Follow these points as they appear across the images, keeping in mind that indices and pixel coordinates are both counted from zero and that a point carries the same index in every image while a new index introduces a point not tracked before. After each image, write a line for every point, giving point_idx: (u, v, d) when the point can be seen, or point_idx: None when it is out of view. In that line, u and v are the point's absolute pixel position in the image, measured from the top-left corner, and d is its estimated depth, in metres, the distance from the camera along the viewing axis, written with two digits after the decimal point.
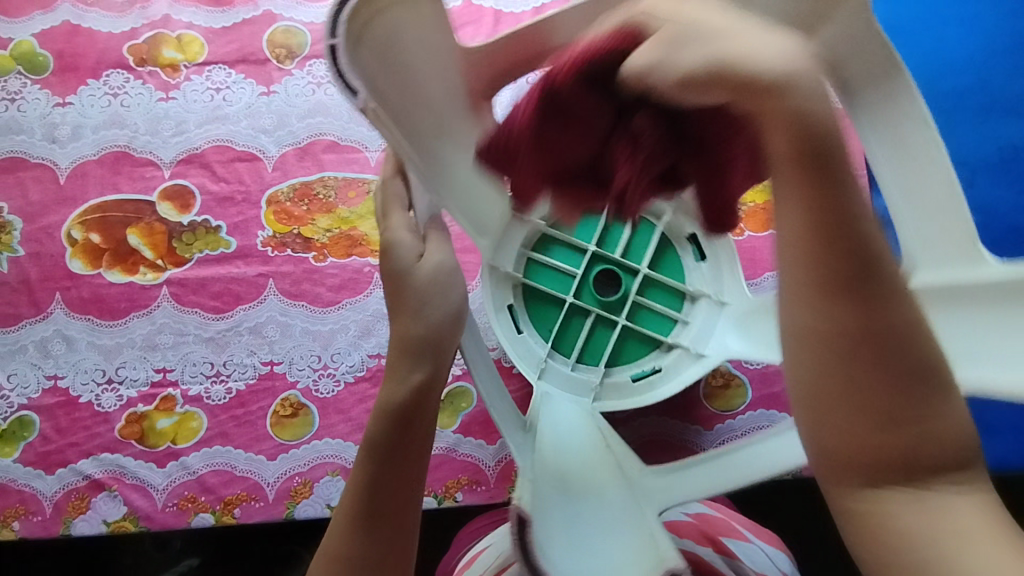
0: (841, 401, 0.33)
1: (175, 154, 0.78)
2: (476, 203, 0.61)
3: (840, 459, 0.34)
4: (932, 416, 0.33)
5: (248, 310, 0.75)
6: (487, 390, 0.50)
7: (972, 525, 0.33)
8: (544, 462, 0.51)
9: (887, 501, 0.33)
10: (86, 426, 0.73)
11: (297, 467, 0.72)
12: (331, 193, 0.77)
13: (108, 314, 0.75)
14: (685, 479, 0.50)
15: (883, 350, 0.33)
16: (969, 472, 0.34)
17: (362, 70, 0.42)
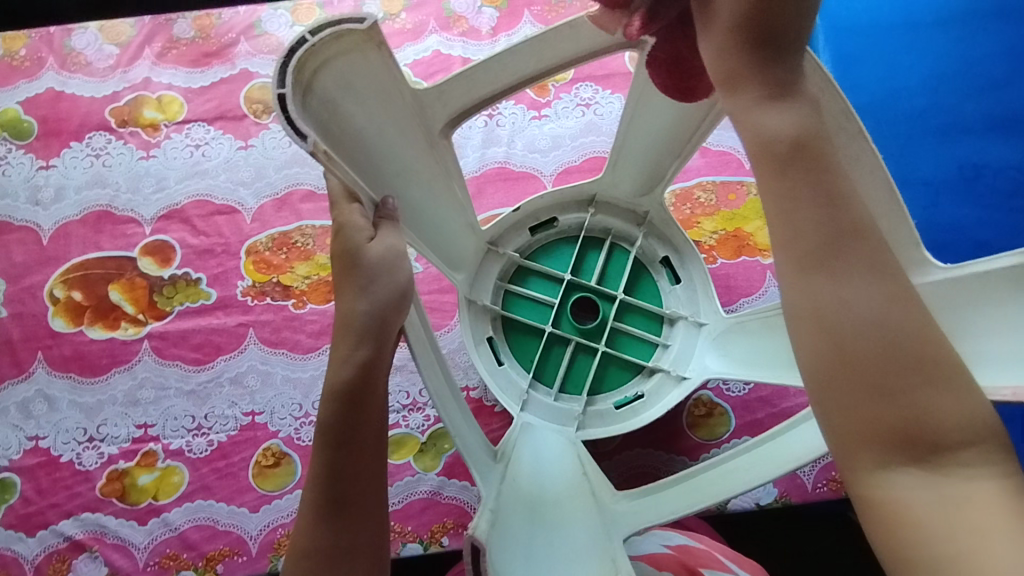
0: (844, 384, 0.33)
1: (156, 210, 0.80)
2: (449, 238, 0.63)
3: (861, 448, 0.33)
4: (933, 399, 0.33)
5: (229, 361, 0.75)
6: (455, 421, 0.49)
7: (990, 509, 0.31)
8: (512, 489, 0.50)
9: (901, 488, 0.32)
10: (67, 485, 0.72)
11: (280, 518, 0.71)
12: (309, 241, 0.78)
13: (90, 371, 0.75)
14: (654, 504, 0.49)
15: (881, 333, 0.33)
16: (989, 453, 0.33)
17: (313, 118, 0.42)
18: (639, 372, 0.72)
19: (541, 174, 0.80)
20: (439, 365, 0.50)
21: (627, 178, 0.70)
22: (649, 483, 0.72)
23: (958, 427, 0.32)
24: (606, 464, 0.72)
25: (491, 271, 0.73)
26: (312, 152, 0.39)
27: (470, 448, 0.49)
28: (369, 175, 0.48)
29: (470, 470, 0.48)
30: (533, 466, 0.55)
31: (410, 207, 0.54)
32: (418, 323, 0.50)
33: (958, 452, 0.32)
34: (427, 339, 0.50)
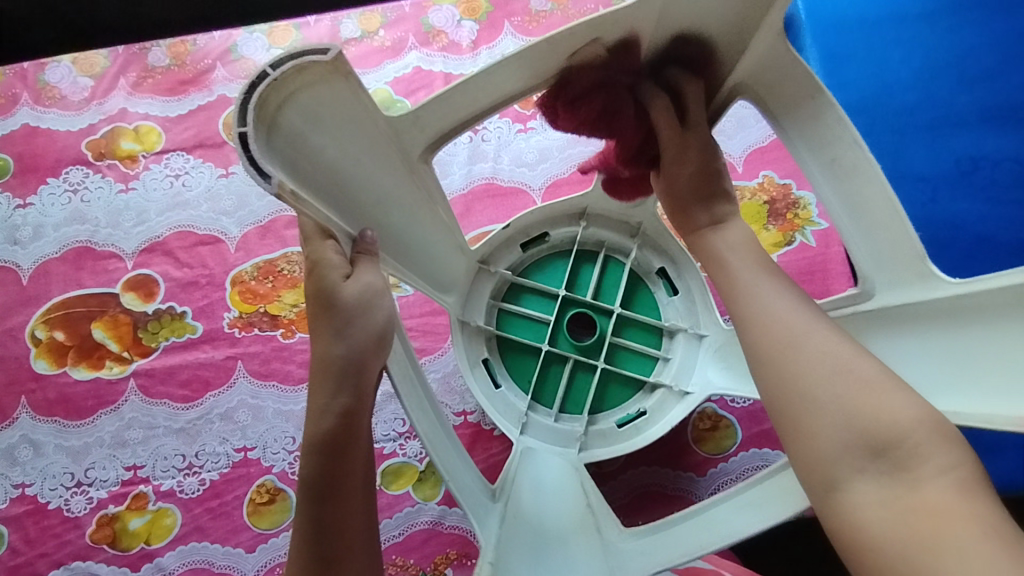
0: (788, 398, 0.39)
1: (138, 244, 0.78)
2: (435, 262, 0.61)
3: (817, 466, 0.38)
4: (883, 412, 0.36)
5: (218, 396, 0.73)
6: (448, 459, 0.48)
7: (944, 508, 0.33)
8: (513, 529, 0.49)
9: (860, 501, 0.36)
10: (56, 534, 0.70)
11: (278, 557, 0.69)
12: (296, 268, 0.76)
13: (75, 413, 0.73)
14: (662, 544, 0.47)
15: (817, 362, 0.39)
16: (947, 458, 0.35)
17: (278, 156, 0.39)
18: (640, 388, 0.70)
19: (530, 188, 0.78)
20: (432, 407, 0.49)
21: (618, 192, 0.68)
22: (656, 502, 0.70)
23: (915, 443, 0.35)
24: (611, 485, 0.70)
25: (484, 290, 0.70)
26: (277, 193, 0.37)
27: (467, 493, 0.48)
28: (343, 207, 0.46)
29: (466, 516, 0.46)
30: (537, 504, 0.53)
31: (389, 230, 0.52)
32: (398, 353, 0.48)
33: (913, 464, 0.35)
34: (416, 376, 0.50)
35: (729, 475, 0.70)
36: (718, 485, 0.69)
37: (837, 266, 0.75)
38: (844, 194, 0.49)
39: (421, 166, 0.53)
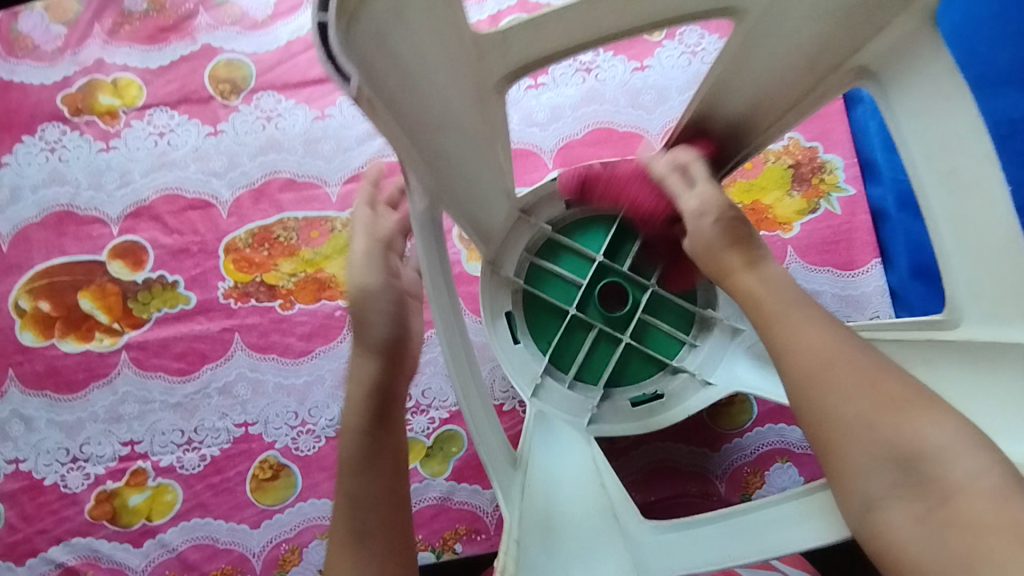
0: (823, 426, 0.38)
1: (123, 208, 0.73)
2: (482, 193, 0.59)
3: (852, 488, 0.37)
4: (914, 434, 0.36)
5: (215, 369, 0.70)
6: (476, 421, 0.43)
7: (992, 519, 0.32)
8: (532, 506, 0.45)
9: (895, 522, 0.35)
10: (53, 510, 0.68)
11: (283, 533, 0.67)
12: (292, 235, 0.72)
13: (66, 387, 0.70)
14: (691, 543, 0.43)
15: (846, 382, 0.38)
16: (984, 468, 0.34)
17: (357, 55, 0.37)
18: (661, 368, 0.68)
19: (541, 149, 0.73)
20: (475, 381, 0.46)
21: None
22: (668, 478, 0.69)
23: (953, 455, 0.35)
24: (624, 459, 0.69)
25: (519, 240, 0.69)
26: (358, 100, 0.37)
27: (494, 463, 0.43)
28: (414, 133, 0.44)
29: (494, 489, 0.42)
30: (551, 486, 0.49)
31: (446, 171, 0.50)
32: (445, 303, 0.45)
33: (950, 475, 0.34)
34: (461, 337, 0.46)
35: (744, 452, 0.68)
36: (732, 462, 0.68)
37: (863, 235, 0.71)
38: (952, 207, 0.44)
39: (494, 94, 0.51)
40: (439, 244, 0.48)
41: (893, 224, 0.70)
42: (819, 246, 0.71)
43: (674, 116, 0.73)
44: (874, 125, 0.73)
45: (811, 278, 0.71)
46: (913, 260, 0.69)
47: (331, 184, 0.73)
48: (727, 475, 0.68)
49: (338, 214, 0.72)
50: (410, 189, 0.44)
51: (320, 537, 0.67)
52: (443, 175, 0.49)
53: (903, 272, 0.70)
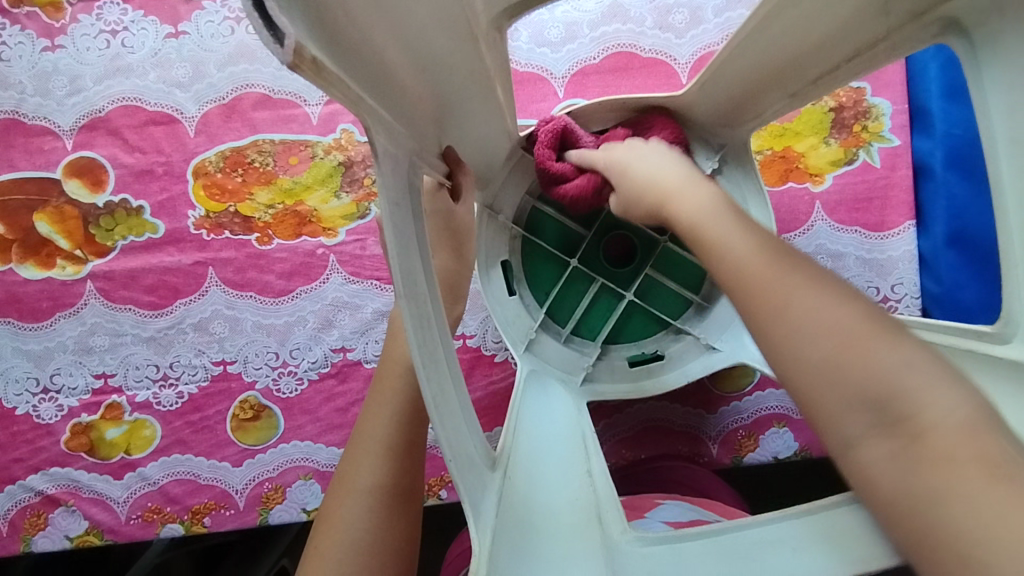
0: (780, 357, 0.35)
1: (76, 119, 0.66)
2: (469, 112, 0.45)
3: (828, 422, 0.33)
4: (881, 361, 0.32)
5: (189, 305, 0.66)
6: (457, 427, 0.33)
7: (969, 455, 0.28)
8: (510, 498, 0.37)
9: (872, 462, 0.31)
10: (28, 440, 0.64)
11: (266, 472, 0.64)
12: (268, 160, 0.66)
13: (30, 316, 0.65)
14: (672, 562, 0.38)
15: (814, 312, 0.34)
16: (950, 391, 0.31)
17: None
18: (663, 328, 0.64)
19: (550, 76, 0.65)
20: (453, 385, 0.34)
21: (712, 100, 0.56)
22: (661, 438, 0.67)
23: (928, 388, 0.31)
24: (616, 417, 0.67)
25: (521, 181, 0.61)
26: (293, 65, 0.22)
27: (465, 465, 0.32)
28: (377, 84, 0.31)
29: (458, 494, 0.30)
30: (535, 471, 0.43)
31: (420, 115, 0.37)
32: (426, 295, 0.33)
33: (926, 410, 0.30)
34: (439, 337, 0.34)
35: (741, 415, 0.66)
36: (728, 425, 0.65)
37: (900, 193, 0.64)
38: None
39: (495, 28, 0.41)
40: (417, 215, 0.35)
41: (936, 183, 0.64)
42: (850, 203, 0.65)
43: (708, 43, 0.64)
44: (935, 69, 0.64)
45: (838, 238, 0.65)
46: (951, 226, 0.63)
47: (310, 104, 0.67)
48: (721, 437, 0.66)
49: (319, 139, 0.67)
50: (374, 151, 0.29)
51: (305, 478, 0.64)
52: (417, 120, 0.37)
53: (937, 238, 0.63)
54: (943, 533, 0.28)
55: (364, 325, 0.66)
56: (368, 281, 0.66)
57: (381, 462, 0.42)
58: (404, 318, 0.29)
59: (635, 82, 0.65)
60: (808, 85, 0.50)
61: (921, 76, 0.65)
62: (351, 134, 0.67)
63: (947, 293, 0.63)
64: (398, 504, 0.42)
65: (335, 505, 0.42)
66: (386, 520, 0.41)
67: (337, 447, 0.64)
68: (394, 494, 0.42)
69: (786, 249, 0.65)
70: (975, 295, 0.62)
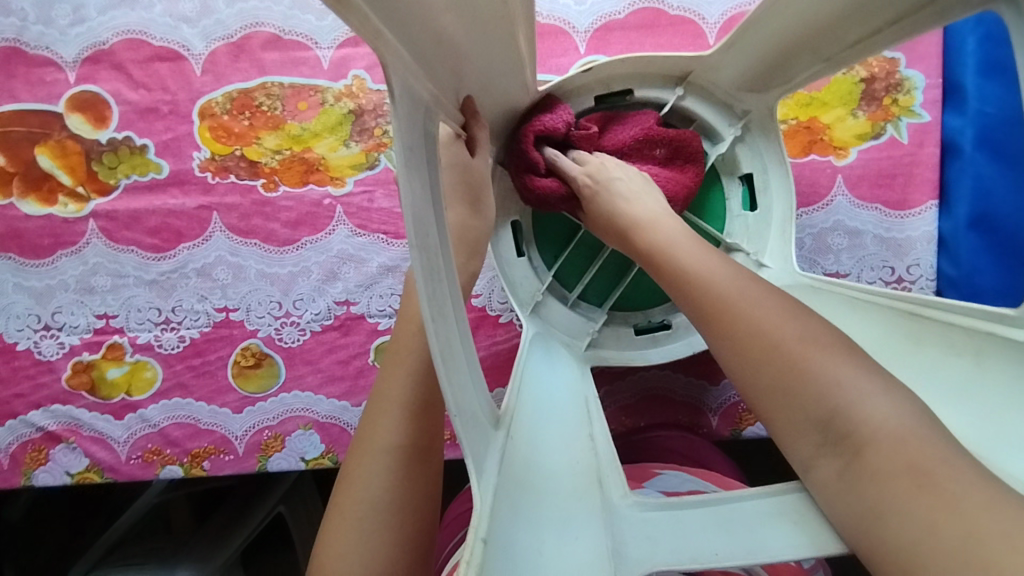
0: (747, 379, 0.40)
1: (79, 51, 0.64)
2: (489, 63, 0.43)
3: (786, 440, 0.38)
4: (831, 378, 0.37)
5: (193, 250, 0.65)
6: (461, 386, 0.32)
7: (899, 470, 0.33)
8: (511, 456, 0.37)
9: (825, 479, 0.36)
10: (30, 376, 0.64)
11: (266, 420, 0.64)
12: (277, 104, 0.64)
13: (31, 252, 0.65)
14: (673, 530, 0.37)
15: (785, 336, 0.39)
16: (881, 400, 0.35)
17: None
18: (673, 298, 0.63)
19: (572, 30, 0.62)
20: (461, 345, 0.34)
21: (737, 66, 0.54)
22: (661, 407, 0.66)
23: (866, 401, 0.35)
24: (618, 384, 0.67)
25: None
26: None
27: (469, 422, 0.31)
28: (398, 19, 0.29)
29: (462, 450, 0.30)
30: (536, 432, 0.42)
31: (442, 57, 0.35)
32: (436, 247, 0.31)
33: (863, 427, 0.35)
34: (448, 292, 0.33)
35: None
36: (730, 397, 0.65)
37: (925, 171, 0.62)
38: None
39: None
40: (432, 163, 0.33)
41: (964, 162, 0.62)
42: (873, 178, 0.63)
43: (739, 3, 0.62)
44: (973, 43, 0.62)
45: (857, 215, 0.63)
46: (976, 208, 0.61)
47: (321, 47, 0.65)
48: (721, 409, 0.65)
49: (329, 85, 0.65)
50: (389, 92, 0.28)
51: (305, 428, 0.64)
52: (436, 63, 0.35)
53: (960, 220, 0.62)
54: (885, 542, 0.32)
55: (369, 280, 0.65)
56: (375, 235, 0.65)
57: (398, 420, 0.42)
58: (415, 272, 0.28)
59: (661, 40, 0.62)
60: (844, 51, 0.48)
61: (957, 48, 0.62)
62: (363, 81, 0.65)
63: (965, 277, 0.62)
64: (416, 462, 0.42)
65: (354, 464, 0.42)
66: (405, 478, 0.41)
67: (337, 399, 0.64)
68: (412, 452, 0.42)
69: (804, 223, 0.64)
70: (993, 280, 0.61)
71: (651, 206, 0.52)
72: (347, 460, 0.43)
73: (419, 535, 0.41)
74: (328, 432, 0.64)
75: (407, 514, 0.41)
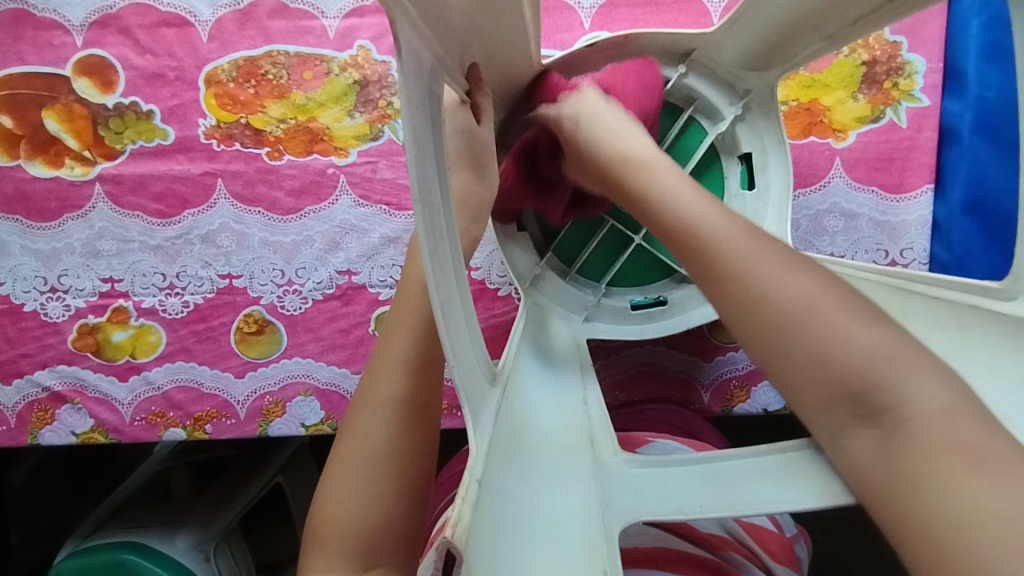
0: (765, 339, 0.38)
1: (86, 15, 0.64)
2: (493, 31, 0.44)
3: (814, 416, 0.37)
4: (838, 340, 0.35)
5: (197, 216, 0.65)
6: (460, 343, 0.33)
7: (947, 443, 0.32)
8: (509, 412, 0.38)
9: (857, 451, 0.35)
10: (36, 336, 0.65)
11: (267, 386, 0.65)
12: (282, 73, 0.65)
13: (38, 215, 0.65)
14: (660, 484, 0.39)
15: (781, 285, 0.38)
16: (894, 381, 0.34)
17: None
18: (669, 276, 0.63)
19: (578, 5, 0.63)
20: (461, 304, 0.35)
21: (740, 44, 0.54)
22: (654, 382, 0.68)
23: (910, 378, 0.34)
24: (613, 358, 0.68)
25: None
26: None
27: (467, 374, 0.33)
28: None
29: (460, 398, 0.31)
30: (532, 393, 0.44)
31: (448, 21, 0.36)
32: (438, 205, 0.32)
33: (905, 404, 0.34)
34: (449, 251, 0.34)
35: (736, 365, 0.66)
36: (722, 374, 0.66)
37: (923, 155, 0.63)
38: None
39: None
40: (436, 124, 0.34)
41: (962, 147, 0.62)
42: (871, 161, 0.64)
43: None
44: (977, 26, 0.63)
45: (853, 198, 0.64)
46: (970, 193, 0.62)
47: (327, 17, 0.65)
48: (713, 385, 0.66)
49: (335, 55, 0.65)
50: (397, 50, 0.29)
51: (305, 394, 0.65)
52: (442, 27, 0.35)
53: (954, 205, 0.63)
54: (916, 516, 0.32)
55: (370, 250, 0.66)
56: (378, 206, 0.66)
57: (397, 376, 0.43)
58: (417, 228, 0.29)
59: (665, 18, 0.63)
60: (848, 27, 0.48)
61: (961, 33, 0.63)
62: (368, 52, 0.65)
63: (957, 261, 0.63)
64: (414, 417, 0.43)
65: (355, 417, 0.44)
66: (404, 434, 0.43)
67: (338, 366, 0.66)
68: (411, 406, 0.43)
69: (801, 204, 0.64)
70: (983, 264, 0.62)
71: (633, 143, 0.49)
72: (348, 414, 0.44)
73: (419, 484, 0.43)
74: (328, 399, 0.66)
75: (405, 466, 0.42)
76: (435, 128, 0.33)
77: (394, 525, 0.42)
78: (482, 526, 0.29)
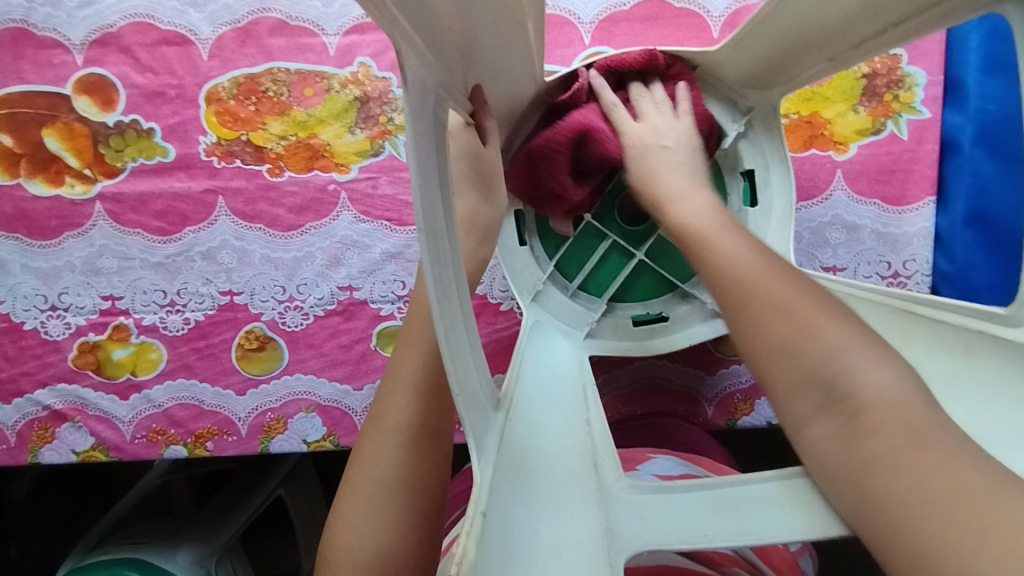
0: (750, 340, 0.40)
1: (86, 33, 0.64)
2: (495, 51, 0.43)
3: (784, 404, 0.39)
4: (816, 337, 0.38)
5: (198, 234, 0.65)
6: (464, 372, 0.33)
7: (897, 426, 0.33)
8: (512, 437, 0.38)
9: (820, 437, 0.37)
10: (36, 355, 0.65)
11: (269, 402, 0.65)
12: (283, 90, 0.65)
13: (38, 233, 0.65)
14: (664, 509, 0.39)
15: (765, 288, 0.41)
16: (854, 373, 0.36)
17: None
18: (671, 291, 0.63)
19: (578, 20, 0.63)
20: (465, 330, 0.34)
21: (741, 61, 0.54)
22: (656, 395, 0.67)
23: (869, 368, 0.36)
24: (616, 373, 0.68)
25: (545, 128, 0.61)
26: None
27: (471, 402, 0.32)
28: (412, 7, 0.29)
29: (464, 429, 0.31)
30: (535, 414, 0.44)
31: (452, 44, 0.36)
32: (443, 231, 0.32)
33: (864, 390, 0.35)
34: (454, 276, 0.34)
35: (739, 377, 0.65)
36: (725, 387, 0.65)
37: (924, 168, 0.63)
38: None
39: None
40: (441, 149, 0.34)
41: (962, 159, 0.62)
42: (872, 174, 0.64)
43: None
44: (976, 39, 0.63)
45: (856, 210, 0.64)
46: (972, 205, 0.62)
47: (328, 34, 0.65)
48: (717, 398, 0.65)
49: (335, 72, 0.65)
50: (402, 78, 0.29)
51: (307, 411, 0.65)
52: (446, 52, 0.35)
53: (956, 216, 0.63)
54: (880, 494, 0.32)
55: (372, 266, 0.66)
56: (379, 222, 0.66)
57: (409, 400, 0.43)
58: (421, 256, 0.29)
59: (665, 33, 0.63)
60: (850, 50, 0.48)
61: (960, 46, 0.63)
62: (369, 68, 0.65)
63: (960, 272, 0.62)
64: (425, 441, 0.43)
65: (367, 441, 0.44)
66: (414, 456, 0.42)
67: (339, 382, 0.65)
68: (420, 430, 0.43)
69: (804, 217, 0.64)
70: (986, 275, 0.62)
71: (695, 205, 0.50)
72: (360, 437, 0.44)
73: (428, 513, 0.42)
74: (330, 415, 0.65)
75: (414, 493, 0.42)
76: (439, 155, 0.33)
77: (408, 552, 0.41)
78: (484, 561, 0.29)
